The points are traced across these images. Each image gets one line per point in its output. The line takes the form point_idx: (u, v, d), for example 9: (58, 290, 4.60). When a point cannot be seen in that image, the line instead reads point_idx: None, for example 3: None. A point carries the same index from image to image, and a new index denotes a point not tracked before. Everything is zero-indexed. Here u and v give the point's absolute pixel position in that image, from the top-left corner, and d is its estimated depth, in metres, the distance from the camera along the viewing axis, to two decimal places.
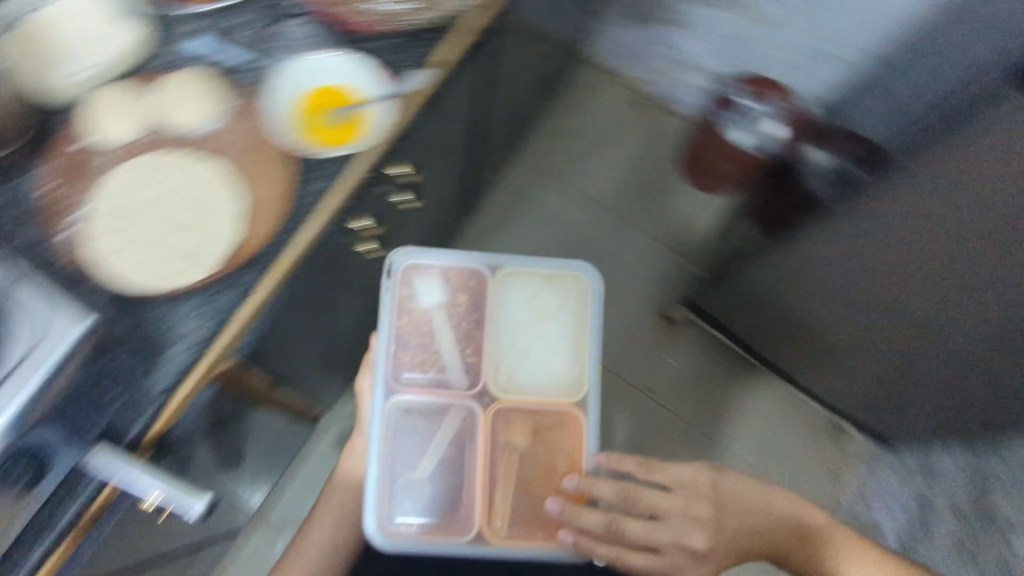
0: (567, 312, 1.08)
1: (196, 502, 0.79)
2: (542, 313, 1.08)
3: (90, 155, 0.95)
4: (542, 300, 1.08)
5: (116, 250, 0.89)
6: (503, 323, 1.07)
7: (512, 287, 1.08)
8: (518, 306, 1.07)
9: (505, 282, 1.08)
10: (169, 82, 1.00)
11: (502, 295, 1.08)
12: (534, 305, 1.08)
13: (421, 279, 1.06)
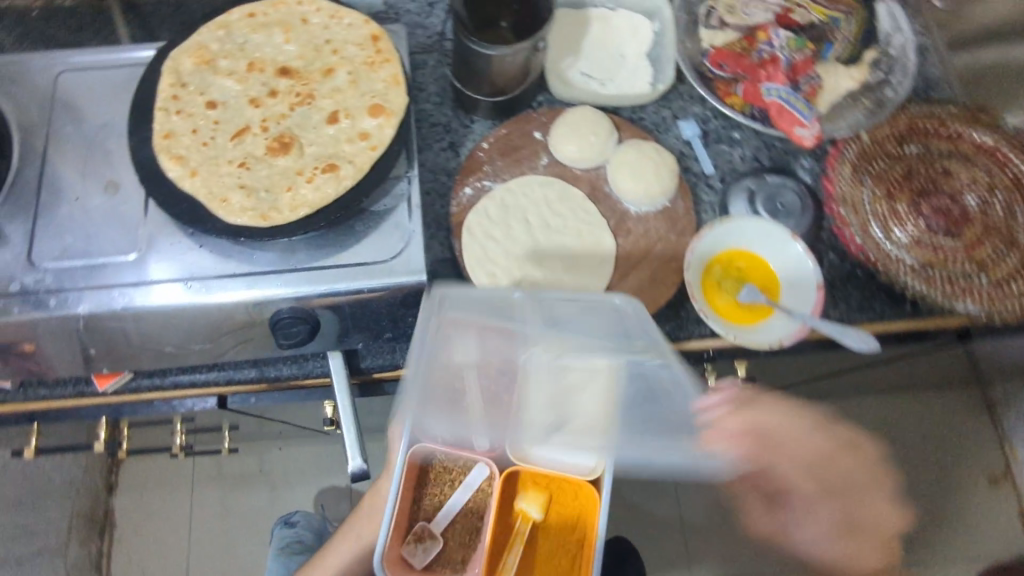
0: (590, 383, 0.73)
1: (360, 457, 0.73)
2: (570, 391, 0.74)
3: (481, 169, 0.86)
4: (575, 372, 0.73)
5: (470, 239, 0.81)
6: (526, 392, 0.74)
7: (554, 351, 0.73)
8: (557, 380, 0.74)
9: (542, 347, 0.74)
10: (623, 142, 0.87)
11: (536, 363, 0.74)
12: (569, 374, 0.73)
13: (460, 342, 0.72)
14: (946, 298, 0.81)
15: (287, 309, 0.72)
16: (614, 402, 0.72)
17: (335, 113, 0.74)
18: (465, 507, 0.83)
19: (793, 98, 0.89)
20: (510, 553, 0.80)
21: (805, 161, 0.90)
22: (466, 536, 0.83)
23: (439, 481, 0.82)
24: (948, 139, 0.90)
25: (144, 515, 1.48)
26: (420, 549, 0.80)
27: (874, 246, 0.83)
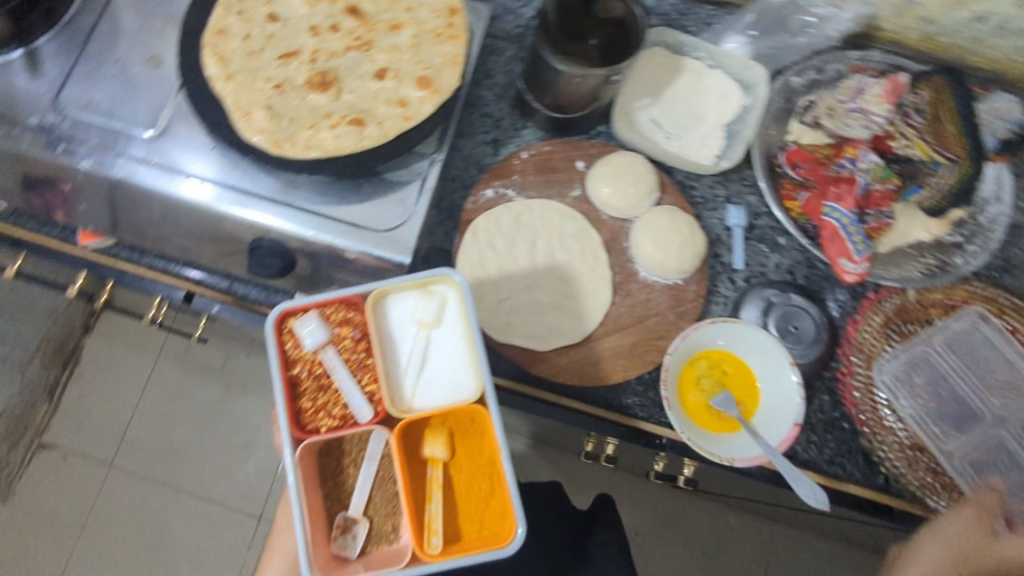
0: (442, 315, 0.63)
1: None
2: (427, 331, 0.63)
3: (511, 177, 0.86)
4: (424, 313, 0.63)
5: (471, 240, 0.81)
6: (384, 348, 0.63)
7: (394, 299, 0.64)
8: (409, 327, 0.64)
9: (384, 295, 0.63)
10: (660, 204, 0.85)
11: (384, 316, 0.64)
12: (417, 317, 0.64)
13: (298, 332, 0.61)
14: (920, 489, 0.75)
15: (268, 240, 0.70)
16: (472, 318, 0.62)
17: (385, 70, 0.73)
18: (376, 476, 0.64)
19: (852, 227, 0.82)
20: (432, 499, 0.62)
21: (840, 293, 0.84)
22: (389, 503, 0.64)
23: (334, 456, 0.64)
24: (1001, 331, 0.81)
25: (105, 364, 1.45)
26: (348, 539, 0.62)
27: (869, 408, 0.78)
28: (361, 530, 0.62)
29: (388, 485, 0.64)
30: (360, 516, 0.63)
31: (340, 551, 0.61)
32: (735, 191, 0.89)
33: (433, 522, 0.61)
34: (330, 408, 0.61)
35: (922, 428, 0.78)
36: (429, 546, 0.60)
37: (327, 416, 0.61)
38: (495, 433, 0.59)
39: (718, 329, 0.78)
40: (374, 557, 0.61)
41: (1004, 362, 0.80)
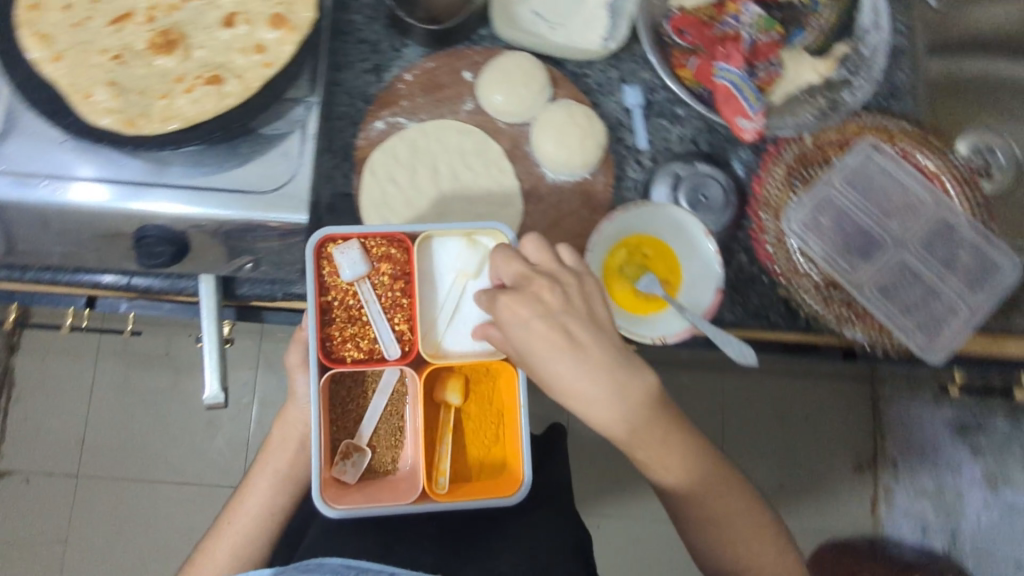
0: (481, 265, 0.71)
1: (218, 387, 0.69)
2: (466, 280, 0.71)
3: (398, 103, 0.83)
4: (467, 262, 0.71)
5: (371, 178, 0.79)
6: (423, 286, 0.71)
7: (441, 242, 0.71)
8: (450, 272, 0.71)
9: (433, 239, 0.71)
10: (556, 100, 0.84)
11: (428, 256, 0.71)
12: (459, 265, 0.71)
13: (341, 264, 0.68)
14: (836, 321, 0.81)
15: (153, 227, 0.66)
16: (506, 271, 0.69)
17: (232, 16, 0.66)
18: (384, 411, 0.74)
19: (744, 84, 0.81)
20: (443, 442, 0.71)
21: (743, 153, 0.86)
22: (393, 437, 0.74)
23: (348, 385, 0.73)
24: (894, 156, 0.84)
25: (43, 378, 1.42)
26: (349, 465, 0.70)
27: (783, 258, 0.82)
28: (361, 459, 0.71)
29: (395, 420, 0.74)
30: (364, 446, 0.72)
31: (340, 475, 0.68)
32: (629, 70, 0.88)
33: (441, 463, 0.70)
34: (359, 340, 0.70)
35: (834, 265, 0.82)
36: (438, 485, 0.68)
37: (353, 346, 0.69)
38: (519, 389, 0.67)
39: (635, 212, 0.80)
40: (372, 486, 0.69)
41: (901, 186, 0.84)
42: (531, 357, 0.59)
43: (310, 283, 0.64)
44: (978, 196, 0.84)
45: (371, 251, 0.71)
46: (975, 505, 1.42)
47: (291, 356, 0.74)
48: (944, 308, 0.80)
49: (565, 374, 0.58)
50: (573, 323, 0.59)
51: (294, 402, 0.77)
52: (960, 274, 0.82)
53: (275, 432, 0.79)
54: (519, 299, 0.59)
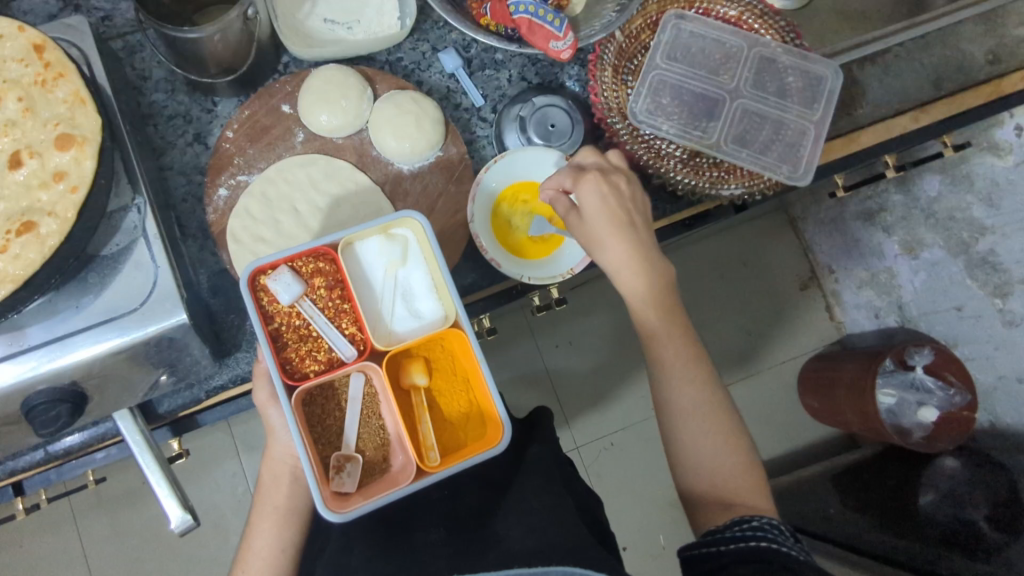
0: (406, 253, 0.70)
1: (182, 510, 0.68)
2: (396, 271, 0.70)
3: (233, 163, 0.80)
4: (391, 254, 0.70)
5: (237, 246, 0.78)
6: (359, 288, 0.70)
7: (361, 244, 0.70)
8: (379, 269, 0.70)
9: (354, 242, 0.70)
10: (379, 97, 0.83)
11: (354, 260, 0.70)
12: (384, 260, 0.70)
13: (276, 289, 0.67)
14: (712, 185, 0.83)
15: (37, 394, 0.64)
16: (431, 248, 0.68)
17: (17, 154, 0.63)
18: (361, 415, 0.70)
19: (541, 10, 0.81)
20: (423, 420, 0.69)
21: (571, 69, 0.90)
22: (378, 437, 0.70)
23: (320, 403, 0.69)
24: (698, 17, 0.88)
25: (31, 564, 1.38)
26: (345, 476, 0.66)
27: (643, 150, 0.84)
28: (355, 467, 0.67)
29: (374, 420, 0.70)
30: (354, 453, 0.68)
31: (338, 487, 0.65)
32: (435, 39, 0.88)
33: (427, 439, 0.68)
34: (315, 353, 0.69)
35: (687, 139, 0.86)
36: (430, 460, 0.66)
37: (312, 359, 0.68)
38: (472, 347, 0.65)
39: (499, 168, 0.82)
40: (374, 485, 0.67)
41: (717, 43, 0.89)
42: (592, 237, 0.74)
43: (250, 310, 0.63)
44: (784, 24, 0.87)
45: (300, 270, 0.69)
46: (905, 275, 1.49)
47: (259, 393, 0.72)
48: (797, 133, 0.86)
49: (621, 250, 0.73)
50: (629, 211, 0.74)
51: (274, 438, 0.74)
52: (795, 97, 0.88)
53: (264, 475, 0.76)
54: (593, 189, 0.73)
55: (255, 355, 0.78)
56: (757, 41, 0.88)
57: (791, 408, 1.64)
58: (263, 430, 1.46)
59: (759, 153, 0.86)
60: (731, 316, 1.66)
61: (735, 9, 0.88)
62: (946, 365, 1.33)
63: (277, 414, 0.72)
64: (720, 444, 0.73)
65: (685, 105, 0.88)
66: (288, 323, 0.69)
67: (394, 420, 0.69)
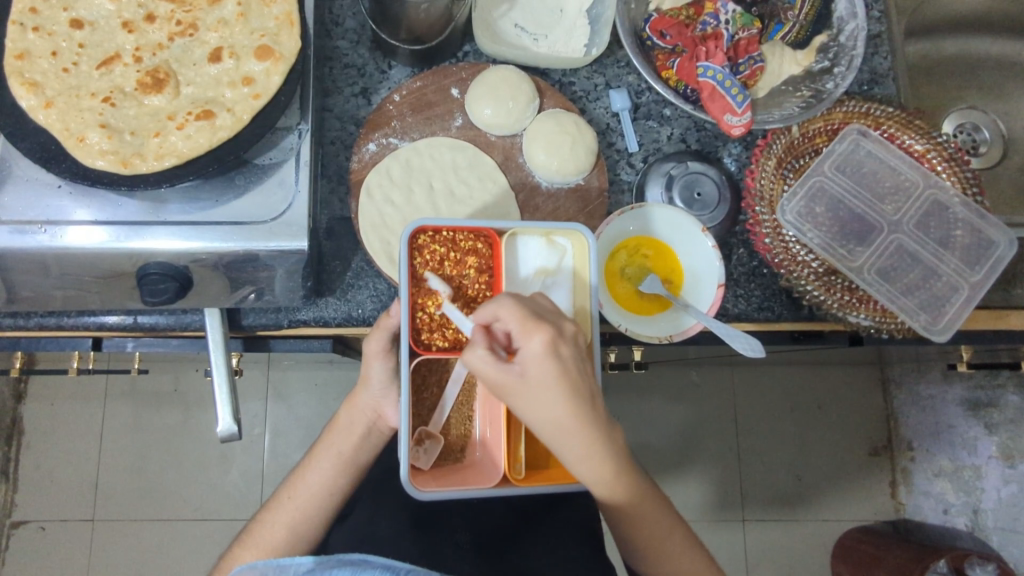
0: (561, 262, 0.69)
1: (229, 420, 0.69)
2: (545, 277, 0.68)
3: (389, 124, 0.83)
4: (547, 259, 0.69)
5: (368, 200, 0.80)
6: (507, 281, 0.69)
7: (523, 239, 0.69)
8: (530, 269, 0.69)
9: (517, 235, 0.69)
10: (543, 111, 0.84)
11: (511, 252, 0.69)
12: (539, 262, 0.69)
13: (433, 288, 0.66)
14: (841, 308, 0.80)
15: (154, 264, 0.66)
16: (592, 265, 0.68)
17: (219, 50, 0.67)
18: (456, 400, 0.71)
19: (728, 81, 0.81)
20: (518, 431, 0.66)
21: (733, 148, 0.88)
22: (463, 425, 0.72)
23: (423, 373, 0.70)
24: (880, 140, 0.85)
25: (53, 424, 1.44)
26: (423, 452, 0.67)
27: (781, 249, 0.82)
28: (434, 447, 0.68)
29: (466, 409, 0.72)
30: (436, 433, 0.69)
31: (415, 459, 0.66)
32: (613, 73, 0.89)
33: (517, 451, 0.65)
34: (445, 329, 0.67)
35: (831, 253, 0.81)
36: (514, 472, 0.64)
37: (441, 334, 0.67)
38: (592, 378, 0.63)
39: (631, 217, 0.80)
40: (446, 472, 0.66)
41: (892, 169, 0.85)
42: (539, 403, 0.53)
43: (406, 270, 0.62)
44: (971, 175, 0.83)
45: (458, 244, 0.68)
46: (992, 480, 1.38)
47: (371, 342, 0.69)
48: (950, 287, 0.81)
49: (561, 415, 0.53)
50: (585, 378, 0.54)
51: (367, 388, 0.73)
52: (956, 252, 0.83)
53: (342, 416, 0.75)
54: (539, 354, 0.52)
55: (343, 305, 0.79)
56: (935, 180, 0.83)
57: (820, 569, 1.52)
58: (299, 383, 1.48)
59: (902, 292, 0.80)
60: (787, 451, 1.55)
61: (921, 144, 0.85)
62: None
63: (380, 368, 0.71)
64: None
65: (838, 218, 0.84)
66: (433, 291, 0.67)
67: (491, 419, 0.69)
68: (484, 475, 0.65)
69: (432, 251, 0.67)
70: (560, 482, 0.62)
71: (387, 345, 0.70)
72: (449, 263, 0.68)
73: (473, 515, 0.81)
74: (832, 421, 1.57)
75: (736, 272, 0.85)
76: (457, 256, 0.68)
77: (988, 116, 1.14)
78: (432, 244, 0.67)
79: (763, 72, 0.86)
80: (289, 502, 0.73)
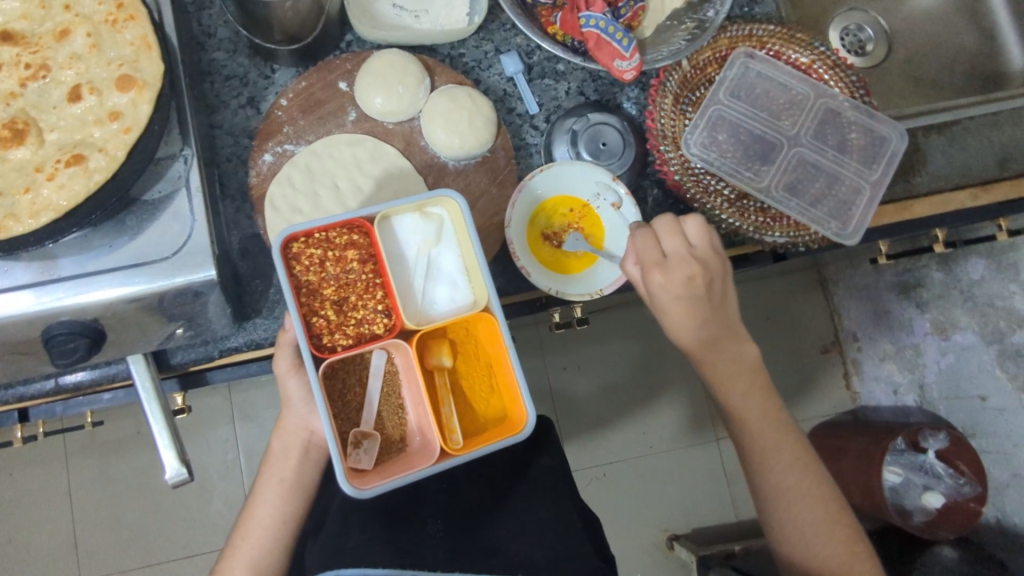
0: (441, 232, 0.68)
1: (177, 463, 0.68)
2: (430, 249, 0.68)
3: (282, 131, 0.80)
4: (426, 232, 0.68)
5: (274, 213, 0.78)
6: (392, 263, 0.68)
7: (397, 219, 0.68)
8: (413, 246, 0.68)
9: (390, 217, 0.68)
10: (436, 88, 0.83)
11: (388, 235, 0.68)
12: (418, 237, 0.68)
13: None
14: (756, 229, 0.81)
15: (59, 325, 0.64)
16: (466, 223, 0.66)
17: (77, 88, 0.63)
18: (381, 393, 0.71)
19: (611, 26, 0.81)
20: (447, 404, 0.68)
21: (630, 92, 0.89)
22: (396, 415, 0.72)
23: (341, 377, 0.69)
24: (767, 60, 0.87)
25: (14, 496, 1.38)
26: (363, 452, 0.68)
27: (692, 183, 0.83)
28: (372, 444, 0.69)
29: (394, 399, 0.71)
30: (371, 430, 0.70)
31: (356, 463, 0.67)
32: (500, 37, 0.88)
33: (450, 422, 0.67)
34: (345, 327, 0.67)
35: (736, 179, 0.84)
36: (452, 443, 0.66)
37: (341, 334, 0.66)
38: (500, 332, 0.64)
39: (542, 178, 0.81)
40: (387, 465, 0.67)
41: (783, 87, 0.87)
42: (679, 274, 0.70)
43: (285, 282, 0.61)
44: (855, 78, 0.85)
45: (333, 242, 0.67)
46: (932, 354, 1.43)
47: (279, 361, 0.69)
48: (854, 190, 0.84)
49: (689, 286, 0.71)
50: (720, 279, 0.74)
51: (291, 408, 0.73)
52: (854, 154, 0.86)
53: (275, 443, 0.75)
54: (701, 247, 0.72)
55: (272, 323, 0.78)
56: (822, 91, 0.86)
57: None
58: (263, 401, 1.45)
59: (810, 204, 0.84)
60: None
61: (805, 56, 0.86)
62: (960, 454, 1.29)
63: (296, 384, 0.70)
64: (817, 522, 0.74)
65: (739, 143, 0.86)
66: (322, 292, 0.67)
67: (417, 400, 0.69)
68: (422, 456, 0.66)
69: (310, 256, 0.66)
70: (493, 439, 0.63)
71: (295, 359, 0.70)
72: (328, 262, 0.67)
73: (449, 499, 0.82)
74: (782, 331, 1.64)
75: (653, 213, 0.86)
76: (336, 254, 0.67)
77: (868, 15, 1.18)
78: (308, 249, 0.66)
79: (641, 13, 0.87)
80: (258, 528, 0.73)
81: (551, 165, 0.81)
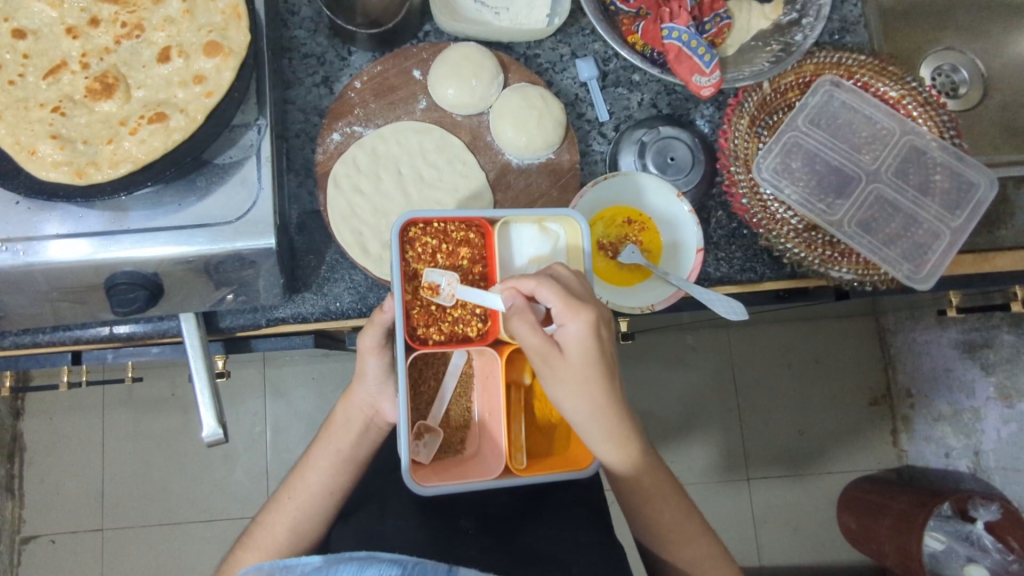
0: (554, 250, 0.69)
1: (215, 424, 0.69)
2: (539, 264, 0.68)
3: (352, 112, 0.81)
4: (540, 246, 0.68)
5: (336, 191, 0.79)
6: (501, 269, 0.68)
7: (516, 227, 0.69)
8: (524, 257, 0.68)
9: (510, 224, 0.69)
10: (509, 86, 0.83)
11: (503, 241, 0.69)
12: (532, 249, 0.68)
13: (433, 280, 0.66)
14: (822, 263, 0.79)
15: (122, 274, 0.66)
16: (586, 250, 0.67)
17: (167, 50, 0.65)
18: (454, 392, 0.72)
19: (694, 41, 0.79)
20: (518, 420, 0.67)
21: (705, 109, 0.87)
22: (461, 418, 0.73)
23: (420, 366, 0.71)
24: (854, 90, 0.83)
25: (53, 437, 1.44)
26: (423, 446, 0.68)
27: (759, 208, 0.81)
28: (434, 440, 0.69)
29: (464, 401, 0.73)
30: (435, 426, 0.70)
31: (415, 455, 0.67)
32: (578, 42, 0.87)
33: (518, 440, 0.66)
34: (441, 323, 0.66)
35: (807, 210, 0.80)
36: (517, 462, 0.65)
37: (436, 329, 0.66)
38: None
39: (606, 186, 0.79)
40: (445, 466, 0.67)
41: (867, 118, 0.83)
42: (568, 381, 0.58)
43: (395, 264, 0.62)
44: (947, 118, 0.81)
45: (450, 236, 0.68)
46: (992, 421, 1.34)
47: (365, 338, 0.69)
48: (934, 234, 0.80)
49: (596, 402, 0.59)
50: (611, 358, 0.60)
51: (362, 384, 0.73)
52: (937, 197, 0.81)
53: (339, 413, 0.75)
54: (577, 337, 0.57)
55: (320, 300, 0.79)
56: (909, 126, 0.82)
57: (825, 523, 1.53)
58: (296, 378, 1.47)
59: (885, 242, 0.79)
60: (787, 408, 1.56)
61: (893, 90, 0.83)
62: (1013, 530, 1.21)
63: (376, 363, 0.70)
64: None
65: (814, 172, 0.83)
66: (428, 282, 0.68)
67: (491, 408, 0.69)
68: (487, 465, 0.66)
69: (424, 244, 0.67)
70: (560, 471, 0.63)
71: (381, 340, 0.69)
72: (443, 255, 0.68)
73: (471, 496, 0.82)
74: (829, 375, 1.57)
75: (714, 236, 0.84)
76: (449, 248, 0.68)
77: (965, 56, 1.13)
78: (424, 236, 0.67)
79: (726, 30, 0.84)
80: (282, 497, 0.74)
81: (621, 175, 0.80)
